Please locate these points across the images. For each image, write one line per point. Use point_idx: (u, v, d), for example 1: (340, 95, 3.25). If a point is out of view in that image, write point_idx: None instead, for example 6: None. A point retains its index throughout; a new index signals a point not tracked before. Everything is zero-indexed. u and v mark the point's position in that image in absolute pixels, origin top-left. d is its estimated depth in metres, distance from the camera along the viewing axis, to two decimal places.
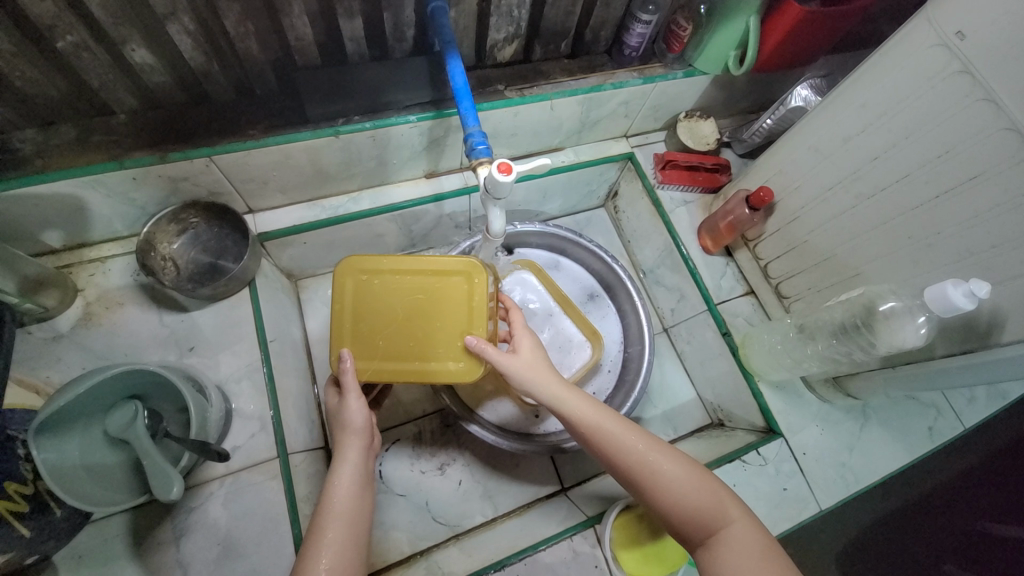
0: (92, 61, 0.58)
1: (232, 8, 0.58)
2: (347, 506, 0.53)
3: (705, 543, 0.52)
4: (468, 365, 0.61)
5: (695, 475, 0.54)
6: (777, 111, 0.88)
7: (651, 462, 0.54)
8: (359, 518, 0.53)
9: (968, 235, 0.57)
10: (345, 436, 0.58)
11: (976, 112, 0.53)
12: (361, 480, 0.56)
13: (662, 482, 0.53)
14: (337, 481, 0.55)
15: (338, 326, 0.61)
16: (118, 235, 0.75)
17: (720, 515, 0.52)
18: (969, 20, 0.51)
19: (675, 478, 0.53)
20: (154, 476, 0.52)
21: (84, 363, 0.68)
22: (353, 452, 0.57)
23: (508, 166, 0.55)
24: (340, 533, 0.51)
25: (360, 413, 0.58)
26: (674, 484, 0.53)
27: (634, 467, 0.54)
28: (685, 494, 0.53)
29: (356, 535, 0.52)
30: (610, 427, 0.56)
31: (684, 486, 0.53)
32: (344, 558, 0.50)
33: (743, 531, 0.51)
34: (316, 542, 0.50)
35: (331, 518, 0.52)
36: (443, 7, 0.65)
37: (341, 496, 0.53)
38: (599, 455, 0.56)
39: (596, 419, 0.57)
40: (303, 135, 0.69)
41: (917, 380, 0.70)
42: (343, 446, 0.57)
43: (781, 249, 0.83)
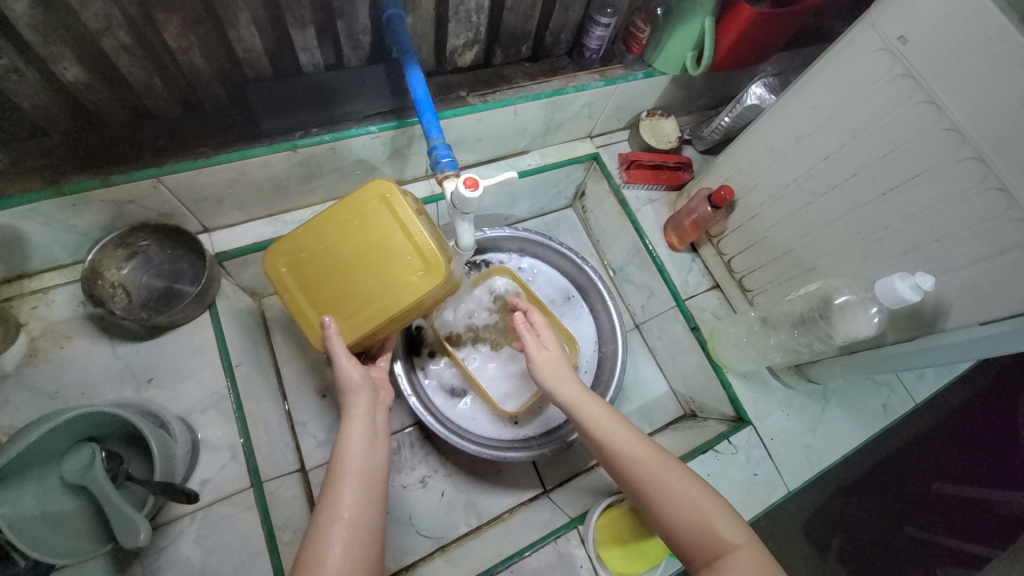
0: (20, 81, 0.53)
1: (171, 20, 0.54)
2: (359, 458, 0.55)
3: (709, 563, 0.52)
4: (427, 264, 0.58)
5: (702, 497, 0.55)
6: (734, 109, 0.91)
7: (659, 477, 0.56)
8: (372, 470, 0.56)
9: (913, 230, 0.61)
10: (350, 395, 0.61)
11: (920, 113, 0.55)
12: (370, 434, 0.58)
13: (668, 499, 0.55)
14: (345, 438, 0.57)
15: (298, 307, 0.62)
16: (61, 263, 0.70)
17: (724, 536, 0.53)
18: (910, 26, 0.53)
19: (680, 493, 0.55)
20: (117, 524, 0.49)
21: (33, 403, 0.64)
22: (360, 410, 0.59)
23: (474, 181, 0.53)
24: (355, 483, 0.53)
25: (355, 370, 0.61)
26: (680, 502, 0.55)
27: (641, 475, 0.57)
28: (690, 512, 0.54)
29: (371, 485, 0.55)
30: (620, 435, 0.59)
31: (689, 505, 0.55)
32: (363, 505, 0.53)
33: (747, 554, 0.51)
34: (333, 495, 0.52)
35: (345, 471, 0.54)
36: (400, 14, 0.63)
37: (352, 451, 0.56)
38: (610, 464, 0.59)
39: (607, 425, 0.60)
40: (259, 149, 0.67)
41: (872, 365, 0.74)
42: (350, 405, 0.60)
43: (742, 245, 0.86)
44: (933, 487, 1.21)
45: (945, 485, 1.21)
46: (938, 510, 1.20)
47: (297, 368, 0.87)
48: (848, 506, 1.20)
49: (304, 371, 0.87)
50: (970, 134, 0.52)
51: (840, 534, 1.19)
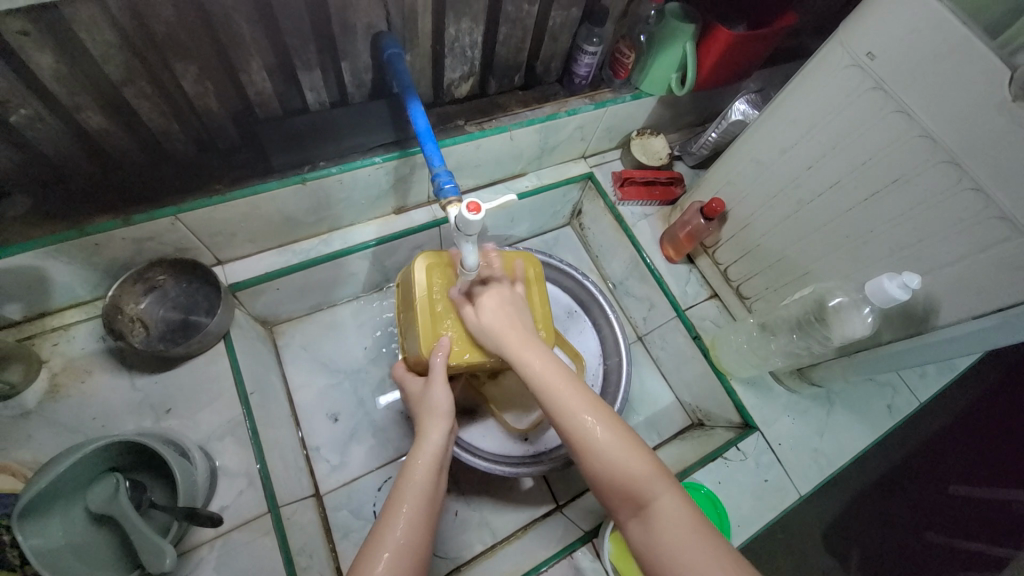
0: (48, 132, 0.57)
1: (189, 69, 0.58)
2: (421, 482, 0.55)
3: (638, 515, 0.50)
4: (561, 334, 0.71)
5: (634, 451, 0.52)
6: (720, 125, 0.95)
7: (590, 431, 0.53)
8: (431, 488, 0.56)
9: (897, 232, 0.64)
10: (430, 418, 0.62)
11: (894, 122, 0.59)
12: (438, 460, 0.58)
13: (598, 453, 0.52)
14: (417, 455, 0.58)
15: (425, 316, 0.67)
16: (81, 301, 0.73)
17: (652, 487, 0.50)
18: (876, 43, 0.57)
19: (608, 446, 0.52)
20: (143, 549, 0.51)
21: (55, 438, 0.66)
22: (438, 433, 0.60)
23: (477, 205, 0.55)
24: (412, 510, 0.53)
25: (445, 397, 0.63)
26: (611, 457, 0.52)
27: (570, 429, 0.54)
28: (620, 467, 0.51)
29: (426, 514, 0.54)
30: (550, 385, 0.56)
31: (618, 458, 0.52)
32: (416, 525, 0.52)
33: (674, 504, 0.49)
34: (390, 516, 0.52)
35: (405, 493, 0.54)
36: (400, 53, 0.66)
37: (417, 475, 0.56)
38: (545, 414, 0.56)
39: (539, 375, 0.57)
40: (270, 185, 0.70)
41: (871, 365, 0.76)
42: (429, 425, 0.61)
43: (737, 254, 0.89)
44: (950, 489, 1.21)
45: (961, 486, 1.21)
46: (957, 513, 1.19)
47: (309, 394, 0.89)
48: (867, 513, 1.19)
49: (315, 396, 0.89)
50: (943, 139, 0.55)
51: (861, 541, 1.16)
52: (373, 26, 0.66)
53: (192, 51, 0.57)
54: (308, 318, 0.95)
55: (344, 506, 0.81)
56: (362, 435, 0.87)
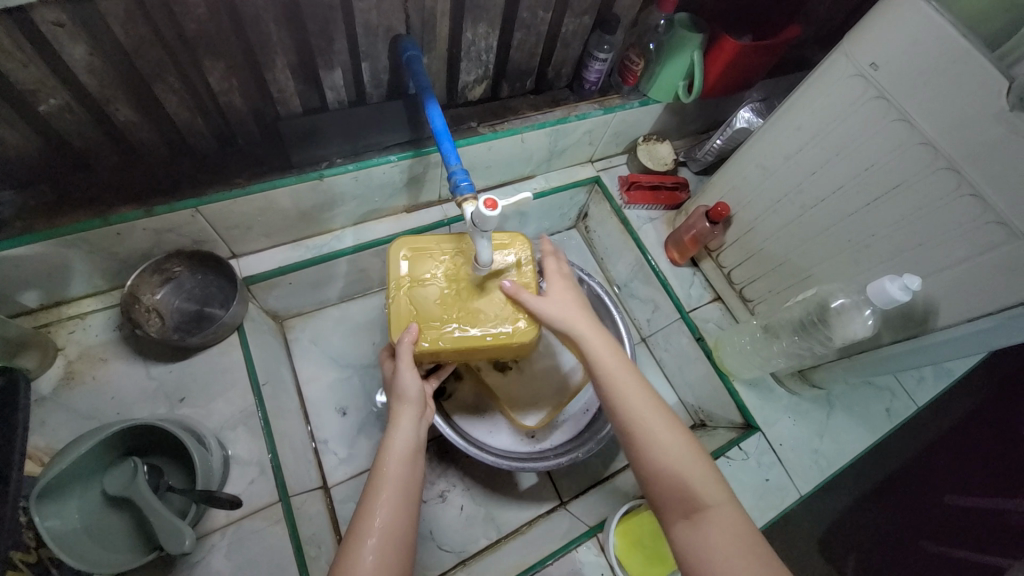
0: (75, 123, 0.59)
1: (217, 66, 0.60)
2: (397, 471, 0.56)
3: (687, 516, 0.52)
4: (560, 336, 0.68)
5: (693, 454, 0.56)
6: (725, 132, 0.98)
7: (652, 430, 0.56)
8: (408, 478, 0.56)
9: (898, 236, 0.66)
10: (400, 405, 0.61)
11: (896, 130, 0.61)
12: (412, 446, 0.59)
13: (656, 453, 0.55)
14: (389, 445, 0.58)
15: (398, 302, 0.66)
16: (97, 290, 0.74)
17: (704, 493, 0.53)
18: (879, 54, 0.60)
19: (668, 444, 0.56)
20: (162, 530, 0.52)
21: (71, 425, 0.67)
22: (407, 420, 0.60)
23: (493, 201, 0.56)
24: (390, 496, 0.54)
25: (414, 384, 0.61)
26: (668, 457, 0.55)
27: (630, 420, 0.57)
28: (677, 463, 0.54)
29: (405, 499, 0.55)
30: (622, 378, 0.60)
31: (678, 459, 0.55)
32: (396, 515, 0.53)
33: (723, 511, 0.52)
34: (370, 505, 0.54)
35: (383, 478, 0.55)
36: (418, 55, 0.68)
37: (391, 461, 0.57)
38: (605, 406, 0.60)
39: (609, 367, 0.61)
40: (288, 180, 0.72)
41: (871, 366, 0.78)
42: (398, 413, 0.61)
43: (740, 258, 0.91)
44: (945, 499, 1.22)
45: (957, 497, 1.21)
46: (951, 524, 1.19)
47: (317, 388, 0.90)
48: (861, 521, 1.21)
49: (324, 390, 0.90)
50: (943, 147, 0.57)
51: (855, 548, 1.18)
52: (393, 29, 0.68)
53: (219, 48, 0.59)
54: (317, 314, 0.97)
55: (351, 498, 0.82)
56: (369, 429, 0.88)
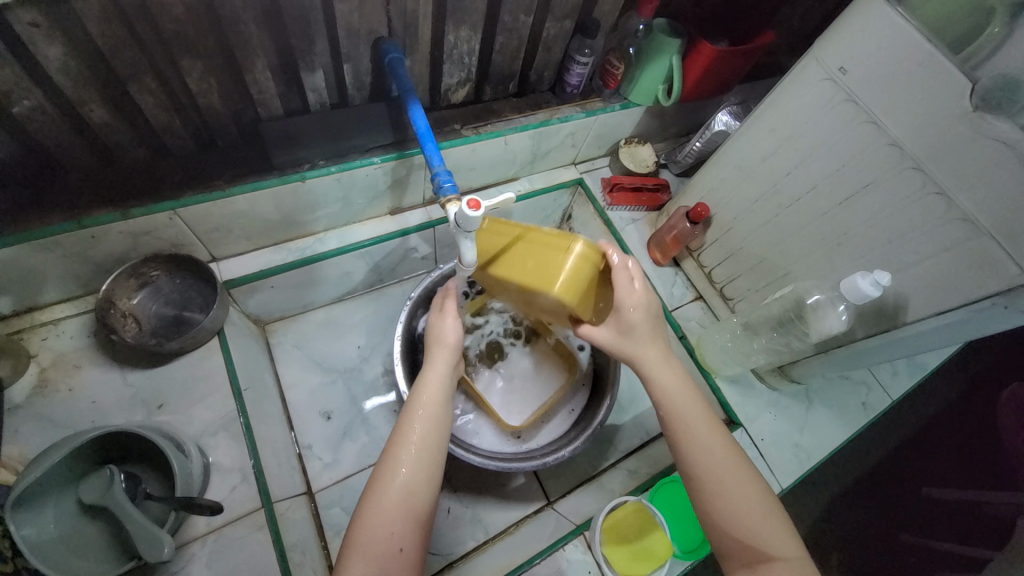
0: (49, 124, 0.58)
1: (195, 66, 0.60)
2: (429, 414, 0.57)
3: (748, 565, 0.52)
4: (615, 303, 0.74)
5: (765, 508, 0.54)
6: (704, 135, 1.00)
7: (728, 482, 0.55)
8: (437, 420, 0.57)
9: (869, 233, 0.68)
10: (436, 349, 0.63)
11: (864, 131, 0.63)
12: (445, 392, 0.60)
13: (731, 509, 0.54)
14: (421, 391, 0.59)
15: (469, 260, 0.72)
16: (71, 295, 0.72)
17: (772, 547, 0.52)
18: (848, 59, 0.62)
19: (737, 491, 0.54)
20: (140, 539, 0.51)
21: (43, 434, 0.65)
22: (440, 365, 0.62)
23: (477, 202, 0.57)
24: (422, 436, 0.55)
25: (453, 331, 0.64)
26: (742, 513, 0.54)
27: (699, 462, 0.56)
28: (743, 512, 0.54)
29: (437, 440, 0.56)
30: (692, 418, 0.59)
31: (745, 508, 0.54)
32: (423, 464, 0.54)
33: (789, 566, 0.51)
34: (401, 445, 0.55)
35: (418, 418, 0.57)
36: (401, 58, 0.69)
37: (424, 402, 0.58)
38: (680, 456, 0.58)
39: (678, 404, 0.59)
40: (269, 181, 0.71)
41: (846, 360, 0.80)
42: (431, 357, 0.62)
43: (721, 257, 0.93)
44: (923, 491, 1.24)
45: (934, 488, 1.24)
46: (928, 515, 1.23)
47: (301, 392, 0.89)
48: (842, 515, 1.24)
49: (307, 395, 0.89)
50: (909, 147, 0.60)
51: (837, 543, 1.21)
52: (375, 32, 0.68)
53: (198, 49, 0.58)
54: (300, 318, 0.95)
55: (337, 503, 0.81)
56: (354, 433, 0.88)
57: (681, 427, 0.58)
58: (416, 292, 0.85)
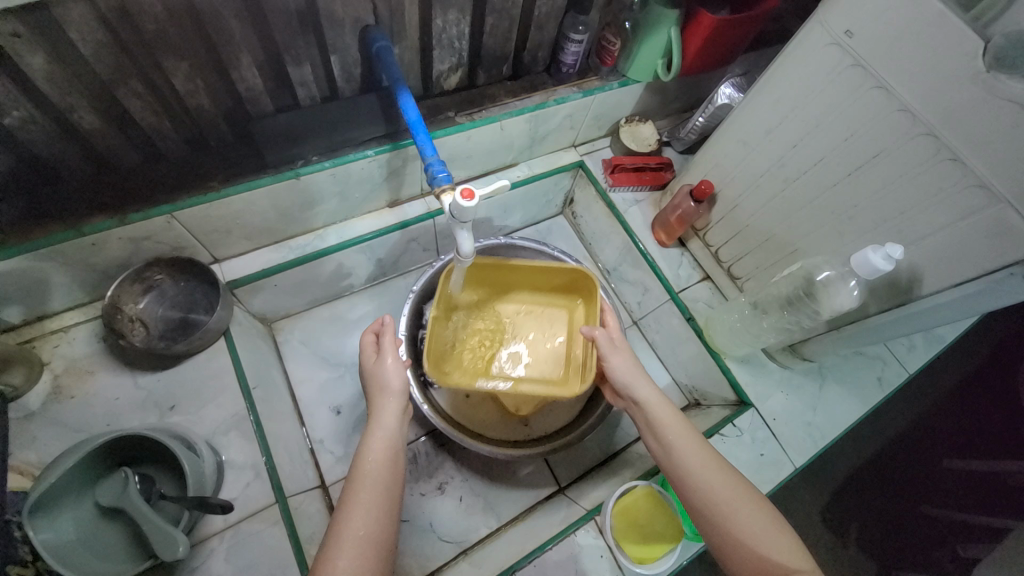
0: (41, 135, 0.58)
1: (180, 67, 0.59)
2: (378, 474, 0.56)
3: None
4: (571, 300, 0.89)
5: (765, 517, 0.56)
6: (707, 109, 0.97)
7: (724, 497, 0.57)
8: (388, 475, 0.57)
9: (879, 205, 0.65)
10: (383, 399, 0.62)
11: (874, 98, 0.60)
12: (393, 443, 0.59)
13: (737, 526, 0.55)
14: (370, 445, 0.58)
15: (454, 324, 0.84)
16: (79, 302, 0.73)
17: (781, 554, 0.53)
18: (853, 21, 0.59)
19: (740, 507, 0.57)
20: (156, 538, 0.52)
21: (60, 438, 0.66)
22: (389, 414, 0.61)
23: (470, 191, 0.56)
24: (371, 492, 0.54)
25: (398, 379, 0.63)
26: (745, 526, 0.55)
27: (695, 482, 0.59)
28: (747, 525, 0.55)
29: (386, 499, 0.55)
30: (682, 438, 0.63)
31: (750, 521, 0.56)
32: (376, 519, 0.53)
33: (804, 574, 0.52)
34: (350, 502, 0.53)
35: (364, 474, 0.56)
36: (388, 46, 0.67)
37: (370, 461, 0.57)
38: (677, 477, 0.61)
39: (673, 425, 0.64)
40: (264, 180, 0.71)
41: (859, 336, 0.78)
42: (380, 409, 0.62)
43: (727, 236, 0.91)
44: (943, 462, 1.24)
45: (955, 460, 1.23)
46: (949, 486, 1.21)
47: (310, 388, 0.90)
48: (860, 490, 1.22)
49: (317, 390, 0.90)
50: (920, 113, 0.56)
51: (857, 516, 1.19)
52: (361, 20, 0.66)
53: (181, 48, 0.57)
54: (306, 314, 0.96)
55: None
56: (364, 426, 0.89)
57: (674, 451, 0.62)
58: (418, 285, 0.84)
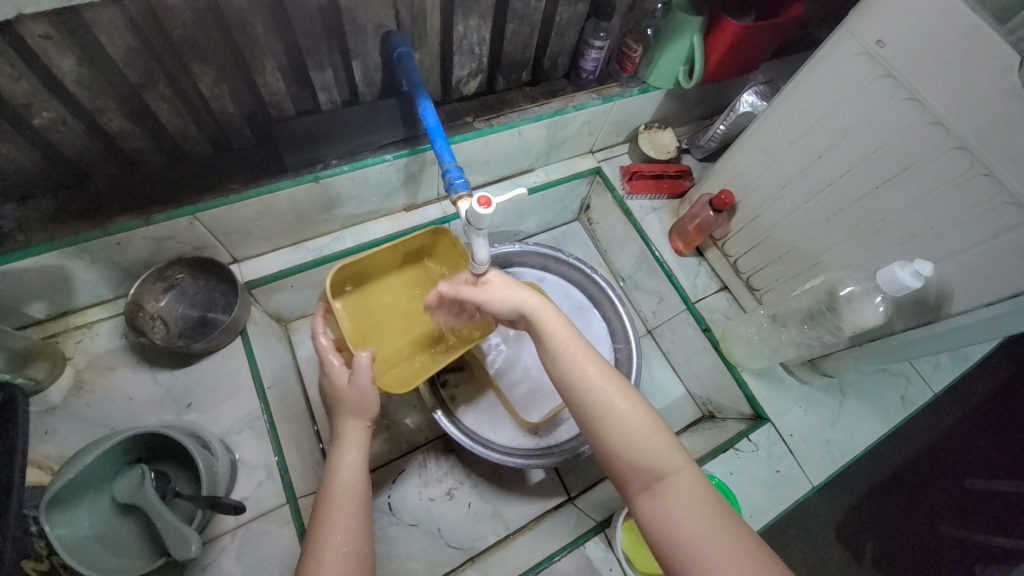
0: (70, 134, 0.59)
1: (206, 72, 0.60)
2: (350, 492, 0.54)
3: (647, 487, 0.50)
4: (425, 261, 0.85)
5: (649, 419, 0.53)
6: (728, 117, 0.95)
7: (608, 404, 0.53)
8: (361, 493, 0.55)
9: (908, 220, 0.63)
10: (348, 426, 0.60)
11: (905, 110, 0.58)
12: (362, 461, 0.58)
13: (618, 433, 0.52)
14: (338, 466, 0.56)
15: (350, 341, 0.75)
16: (103, 299, 0.75)
17: (665, 462, 0.51)
18: (886, 31, 0.57)
19: (628, 417, 0.53)
20: (169, 536, 0.53)
21: (82, 432, 0.68)
22: (354, 434, 0.59)
23: (487, 199, 0.55)
24: (348, 511, 0.52)
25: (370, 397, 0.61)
26: (625, 428, 0.52)
27: (583, 394, 0.54)
28: (633, 434, 0.52)
29: (365, 512, 0.54)
30: (571, 350, 0.57)
31: (636, 433, 0.52)
32: (354, 537, 0.51)
33: (683, 478, 0.50)
34: (324, 521, 0.52)
35: (335, 497, 0.54)
36: (409, 51, 0.67)
37: (344, 483, 0.55)
38: (560, 387, 0.57)
39: (563, 335, 0.58)
40: (284, 183, 0.72)
41: (884, 353, 0.76)
42: (344, 432, 0.60)
43: (746, 246, 0.89)
44: (965, 483, 1.19)
45: (978, 480, 1.19)
46: (975, 506, 1.17)
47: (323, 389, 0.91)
48: (877, 509, 1.18)
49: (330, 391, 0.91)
50: (954, 127, 0.55)
51: (874, 535, 1.16)
52: (383, 25, 0.66)
53: (207, 52, 0.58)
54: None
55: None
56: (375, 428, 0.89)
57: (558, 363, 0.56)
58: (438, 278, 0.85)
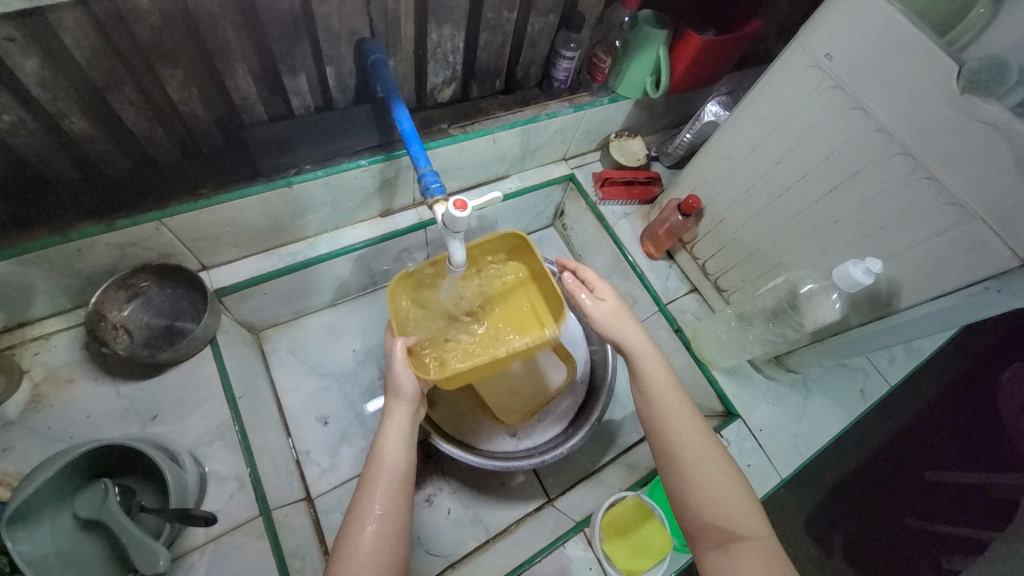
0: (31, 138, 0.57)
1: (175, 75, 0.59)
2: (393, 466, 0.57)
3: (719, 545, 0.54)
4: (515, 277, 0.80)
5: (734, 486, 0.57)
6: (694, 125, 1.00)
7: (695, 461, 0.58)
8: (401, 472, 0.57)
9: (860, 221, 0.67)
10: (395, 400, 0.61)
11: (853, 119, 0.63)
12: (407, 438, 0.60)
13: (701, 488, 0.57)
14: (384, 440, 0.58)
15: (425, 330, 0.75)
16: (62, 309, 0.72)
17: (743, 527, 0.55)
18: (833, 46, 0.61)
19: (712, 477, 0.57)
20: (133, 551, 0.51)
21: (38, 448, 0.65)
22: (399, 413, 0.60)
23: (463, 202, 0.56)
24: (385, 490, 0.55)
25: (409, 380, 0.61)
26: (709, 486, 0.57)
27: (674, 444, 0.59)
28: (715, 494, 0.56)
29: (403, 486, 0.57)
30: (669, 403, 0.62)
31: (717, 493, 0.56)
32: (391, 515, 0.54)
33: (756, 546, 0.53)
34: (368, 496, 0.55)
35: (381, 470, 0.56)
36: (383, 58, 0.68)
37: (387, 458, 0.57)
38: (647, 428, 0.62)
39: (660, 385, 0.63)
40: (256, 188, 0.71)
41: (843, 348, 0.80)
42: (391, 406, 0.61)
43: (714, 249, 0.93)
44: (926, 475, 1.26)
45: (938, 472, 1.25)
46: (933, 497, 1.24)
47: (297, 398, 0.89)
48: (843, 503, 1.23)
49: (304, 401, 0.89)
50: (898, 133, 0.59)
51: (841, 528, 1.20)
52: (357, 33, 0.67)
53: (176, 55, 0.57)
54: (294, 323, 0.95)
55: (336, 508, 0.81)
56: (351, 437, 0.87)
57: (652, 407, 0.62)
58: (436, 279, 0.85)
